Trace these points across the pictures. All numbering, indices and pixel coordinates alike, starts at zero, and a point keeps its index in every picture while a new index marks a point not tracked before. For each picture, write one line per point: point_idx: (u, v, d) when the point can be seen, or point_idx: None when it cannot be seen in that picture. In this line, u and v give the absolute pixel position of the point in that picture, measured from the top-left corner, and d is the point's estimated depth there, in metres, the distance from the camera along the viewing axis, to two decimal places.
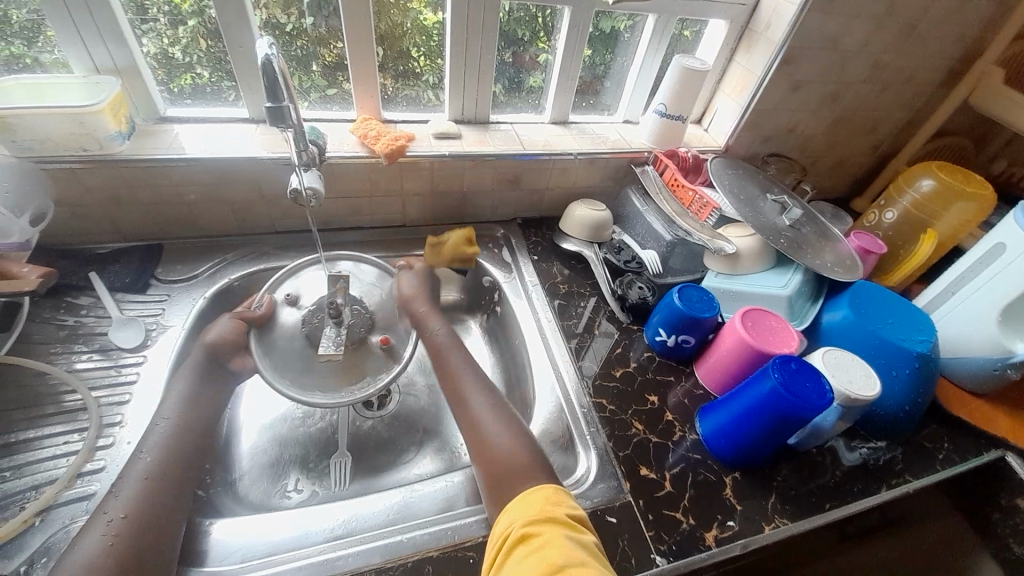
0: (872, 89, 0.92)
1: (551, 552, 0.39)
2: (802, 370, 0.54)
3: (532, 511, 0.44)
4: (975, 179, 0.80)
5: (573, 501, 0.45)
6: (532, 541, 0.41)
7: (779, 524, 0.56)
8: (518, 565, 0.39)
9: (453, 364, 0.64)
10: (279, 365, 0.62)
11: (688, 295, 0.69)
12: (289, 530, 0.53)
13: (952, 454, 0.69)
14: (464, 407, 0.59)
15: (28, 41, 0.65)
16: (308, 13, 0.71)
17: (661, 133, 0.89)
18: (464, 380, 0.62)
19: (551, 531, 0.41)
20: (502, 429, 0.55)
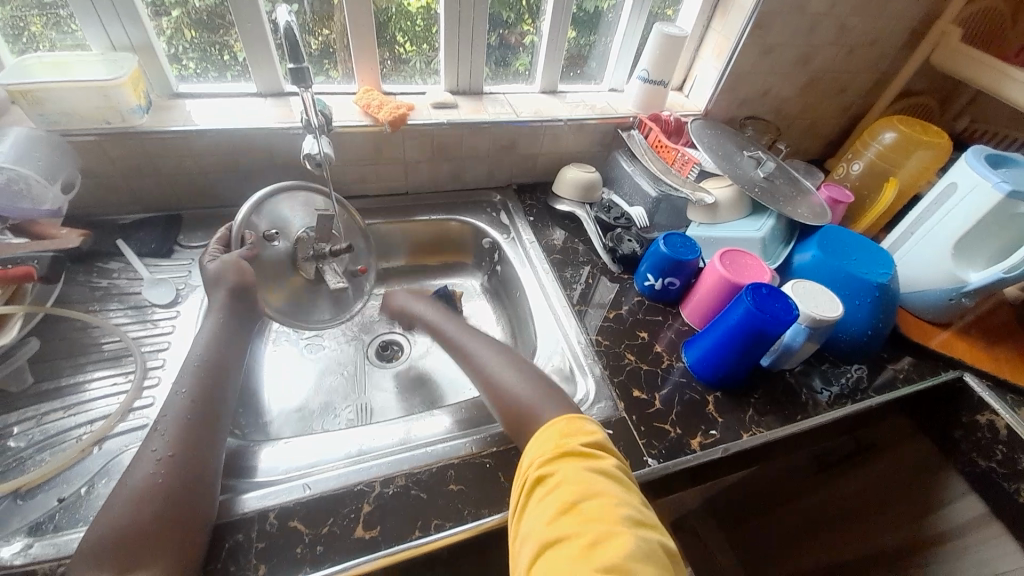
0: (840, 52, 0.98)
1: (568, 489, 0.42)
2: (772, 294, 0.61)
3: (546, 451, 0.47)
4: (933, 129, 0.87)
5: (588, 431, 0.48)
6: (548, 481, 0.44)
7: (757, 432, 0.63)
8: (537, 506, 0.43)
9: (449, 330, 0.69)
10: (279, 301, 0.69)
11: (672, 241, 0.76)
12: (320, 453, 0.58)
13: (912, 375, 0.76)
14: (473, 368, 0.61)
15: (14, 38, 0.70)
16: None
17: (645, 99, 0.95)
18: (467, 344, 0.65)
19: (567, 470, 0.44)
20: (511, 375, 0.57)
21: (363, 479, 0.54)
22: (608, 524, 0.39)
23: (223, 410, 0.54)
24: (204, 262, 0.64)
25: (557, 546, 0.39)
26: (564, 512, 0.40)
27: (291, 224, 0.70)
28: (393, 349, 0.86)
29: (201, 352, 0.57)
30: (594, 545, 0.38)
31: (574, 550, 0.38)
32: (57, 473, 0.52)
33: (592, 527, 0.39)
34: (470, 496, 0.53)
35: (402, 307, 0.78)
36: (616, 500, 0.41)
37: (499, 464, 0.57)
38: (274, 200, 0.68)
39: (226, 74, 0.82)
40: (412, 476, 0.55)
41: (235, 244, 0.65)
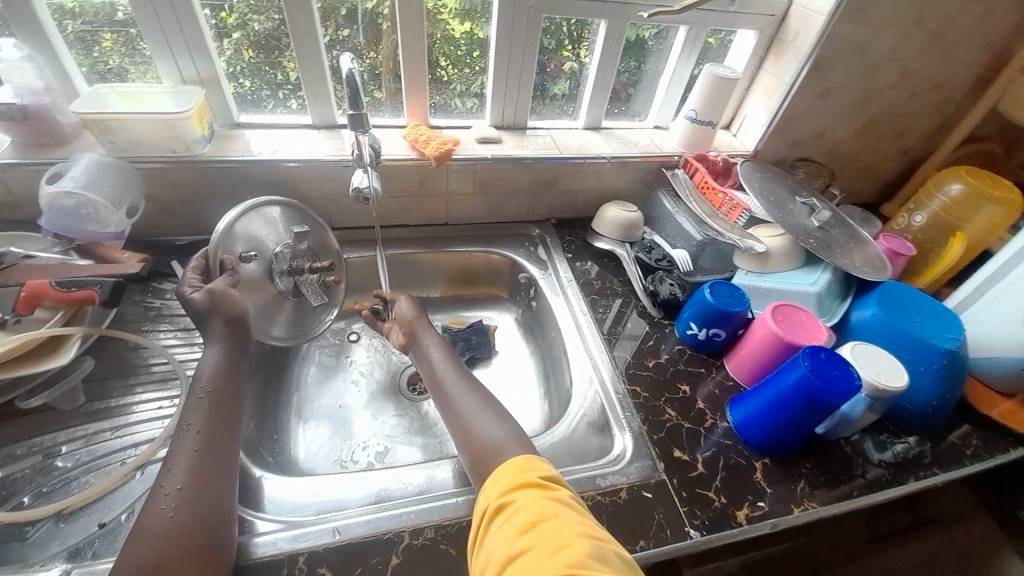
0: (900, 96, 0.94)
1: (528, 513, 0.40)
2: (831, 360, 0.57)
3: (506, 482, 0.44)
4: (1004, 183, 0.82)
5: (546, 465, 0.46)
6: (507, 509, 0.42)
7: (808, 506, 0.59)
8: (496, 534, 0.40)
9: (446, 384, 0.61)
10: (261, 318, 0.66)
11: (719, 291, 0.73)
12: (320, 493, 0.58)
13: (981, 450, 0.70)
14: (453, 414, 0.58)
15: (88, 52, 0.74)
16: (345, 26, 0.78)
17: (691, 138, 0.93)
18: (451, 394, 0.60)
19: (524, 496, 0.42)
20: (486, 421, 0.55)
21: (392, 529, 0.52)
22: (565, 537, 0.37)
23: (234, 444, 0.53)
24: (185, 293, 0.58)
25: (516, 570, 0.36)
26: (522, 533, 0.38)
27: (266, 242, 0.67)
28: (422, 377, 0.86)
29: (220, 382, 0.55)
30: (555, 558, 0.36)
31: (534, 567, 0.36)
32: (99, 497, 0.54)
33: (552, 544, 0.37)
34: None
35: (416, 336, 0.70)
36: (574, 518, 0.39)
37: None
38: (245, 220, 0.64)
39: (276, 92, 0.83)
40: (443, 529, 0.53)
41: (216, 271, 0.60)
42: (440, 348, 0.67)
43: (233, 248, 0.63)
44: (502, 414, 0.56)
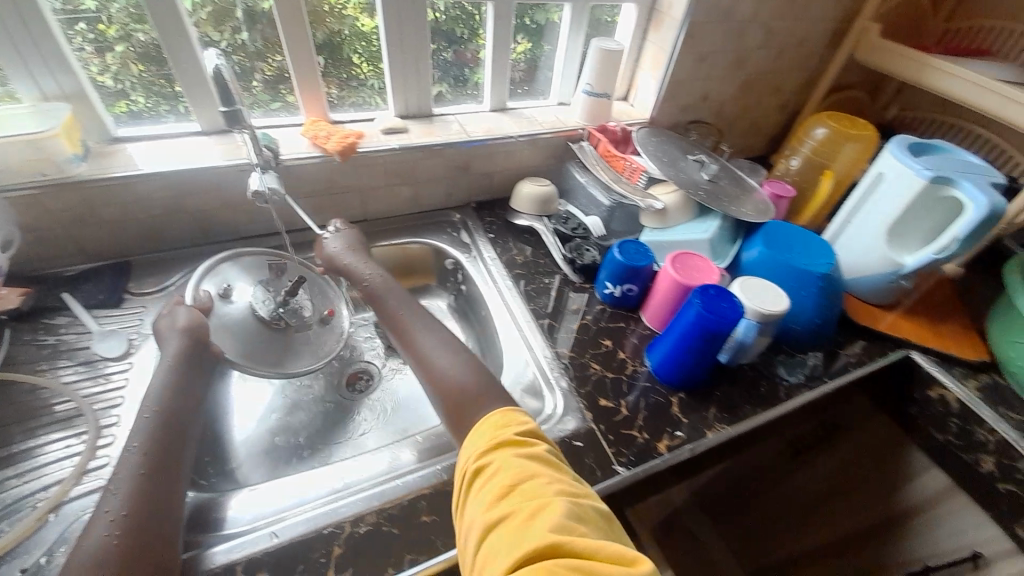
0: (769, 54, 1.04)
1: (506, 476, 0.43)
2: (719, 294, 0.63)
3: (482, 443, 0.47)
4: (858, 122, 0.93)
5: (520, 419, 0.50)
6: (486, 470, 0.44)
7: (721, 429, 0.65)
8: (475, 499, 0.43)
9: (395, 313, 0.67)
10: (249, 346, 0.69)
11: (627, 248, 0.78)
12: (274, 499, 0.57)
13: (863, 357, 0.80)
14: (414, 351, 0.63)
15: None
16: (241, 29, 0.76)
17: (592, 111, 0.98)
18: (410, 328, 0.65)
19: (500, 457, 0.45)
20: (443, 355, 0.60)
21: (331, 521, 0.53)
22: (543, 500, 0.41)
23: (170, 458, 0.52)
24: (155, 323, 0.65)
25: (499, 531, 0.40)
26: (500, 498, 0.41)
27: (247, 283, 0.74)
28: (363, 376, 0.85)
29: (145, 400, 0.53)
30: (532, 522, 0.39)
31: (515, 531, 0.39)
32: (16, 544, 0.50)
33: (530, 506, 0.41)
34: (446, 523, 0.54)
35: (344, 264, 0.75)
36: (549, 478, 0.43)
37: None
38: (226, 267, 0.74)
39: (176, 106, 0.80)
40: (383, 512, 0.54)
41: (190, 305, 0.67)
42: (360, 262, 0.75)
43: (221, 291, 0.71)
44: (461, 351, 0.61)
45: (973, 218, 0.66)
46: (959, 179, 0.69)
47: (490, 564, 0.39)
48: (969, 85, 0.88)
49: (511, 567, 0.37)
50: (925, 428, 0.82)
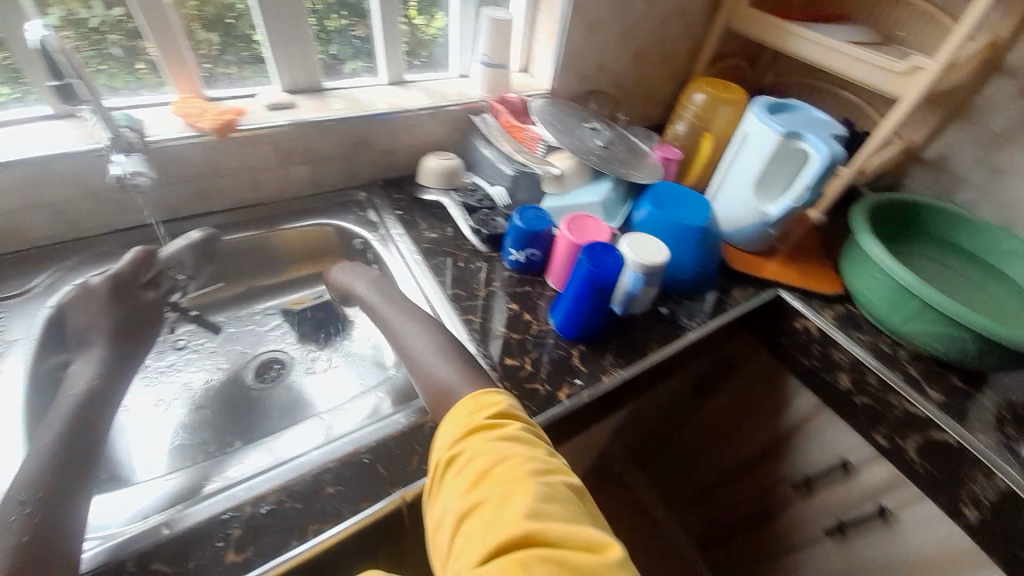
0: (655, 24, 1.11)
1: (479, 461, 0.43)
2: (604, 249, 0.69)
3: (457, 429, 0.47)
4: (731, 87, 1.03)
5: (495, 398, 0.49)
6: (460, 456, 0.44)
7: (616, 373, 0.71)
8: (448, 488, 0.43)
9: (388, 321, 0.67)
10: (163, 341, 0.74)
11: (527, 215, 0.81)
12: (152, 490, 0.55)
13: (743, 298, 0.89)
14: (404, 352, 0.62)
15: None
16: (117, 4, 0.72)
17: (491, 83, 0.99)
18: (402, 333, 0.64)
19: (473, 443, 0.45)
20: (429, 357, 0.59)
21: (229, 506, 0.52)
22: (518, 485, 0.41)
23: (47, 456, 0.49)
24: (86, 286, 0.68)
25: (473, 519, 0.40)
26: (474, 485, 0.41)
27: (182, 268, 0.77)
28: (273, 365, 0.82)
29: None
30: (506, 507, 0.39)
31: (489, 518, 0.39)
32: None
33: (504, 491, 0.40)
34: (352, 490, 0.55)
35: (347, 283, 0.77)
36: (523, 457, 0.43)
37: (377, 459, 0.57)
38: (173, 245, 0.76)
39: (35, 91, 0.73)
40: (287, 490, 0.54)
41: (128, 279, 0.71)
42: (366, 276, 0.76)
43: (131, 275, 0.71)
44: (448, 349, 0.60)
45: (817, 168, 0.76)
46: (806, 133, 0.78)
47: (463, 554, 0.39)
48: (824, 49, 0.99)
49: (486, 555, 0.37)
50: (798, 359, 0.91)
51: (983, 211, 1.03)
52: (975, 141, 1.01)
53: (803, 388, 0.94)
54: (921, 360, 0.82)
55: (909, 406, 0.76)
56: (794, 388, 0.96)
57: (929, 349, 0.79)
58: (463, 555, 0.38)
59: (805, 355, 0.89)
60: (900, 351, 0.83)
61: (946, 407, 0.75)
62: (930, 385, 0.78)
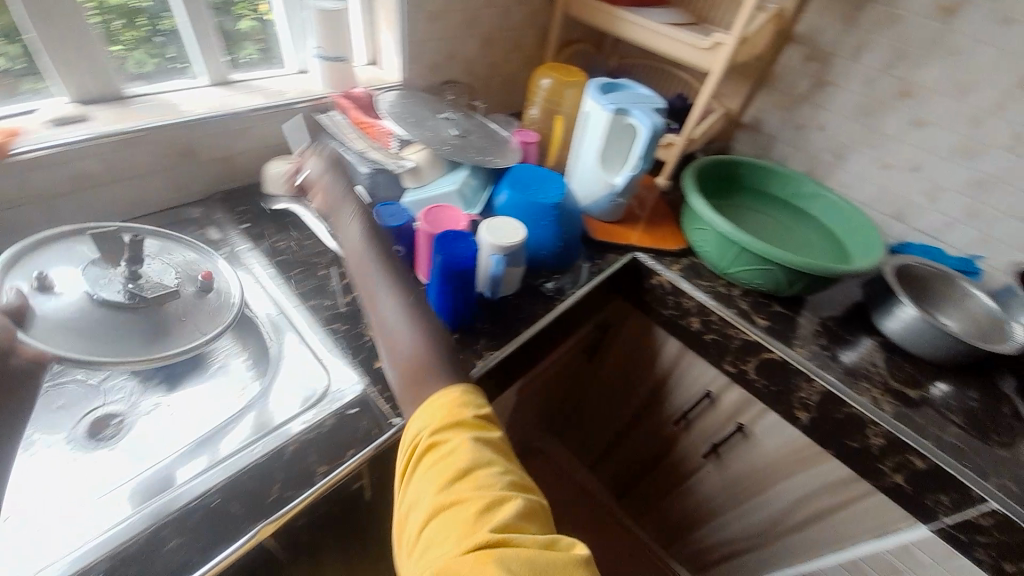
0: (498, 12, 1.13)
1: (459, 458, 0.46)
2: (457, 238, 0.70)
3: (439, 419, 0.50)
4: (573, 70, 1.09)
5: (480, 402, 0.53)
6: (440, 448, 0.48)
7: (489, 356, 0.73)
8: (425, 472, 0.46)
9: (360, 276, 0.66)
10: (101, 350, 0.60)
11: (383, 212, 0.78)
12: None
13: (606, 265, 0.96)
14: (377, 311, 0.62)
15: None
16: None
17: (333, 77, 0.94)
18: (375, 293, 0.63)
19: (454, 438, 0.48)
20: (400, 324, 0.60)
21: None
22: (492, 490, 0.44)
23: None
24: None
25: (447, 513, 0.43)
26: (451, 481, 0.44)
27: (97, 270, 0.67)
28: (120, 420, 0.64)
29: None
30: (481, 508, 0.42)
31: (460, 513, 0.42)
32: None
33: (479, 493, 0.44)
34: (201, 537, 0.50)
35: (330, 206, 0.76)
36: (501, 468, 0.46)
37: (230, 497, 0.53)
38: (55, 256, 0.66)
39: None
40: (114, 558, 0.47)
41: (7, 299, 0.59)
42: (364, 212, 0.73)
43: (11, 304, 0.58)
44: (423, 322, 0.60)
45: (644, 138, 0.86)
46: (632, 108, 0.87)
47: (435, 544, 0.42)
48: (650, 33, 1.08)
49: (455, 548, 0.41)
50: (660, 311, 1.01)
51: (789, 162, 1.22)
52: (776, 105, 1.19)
53: (668, 337, 1.05)
54: (751, 295, 0.95)
55: (745, 335, 0.89)
56: (662, 339, 1.07)
57: (753, 286, 0.93)
58: (433, 545, 0.42)
59: (661, 307, 1.00)
60: (734, 290, 0.96)
61: (772, 331, 0.89)
62: (758, 315, 0.91)
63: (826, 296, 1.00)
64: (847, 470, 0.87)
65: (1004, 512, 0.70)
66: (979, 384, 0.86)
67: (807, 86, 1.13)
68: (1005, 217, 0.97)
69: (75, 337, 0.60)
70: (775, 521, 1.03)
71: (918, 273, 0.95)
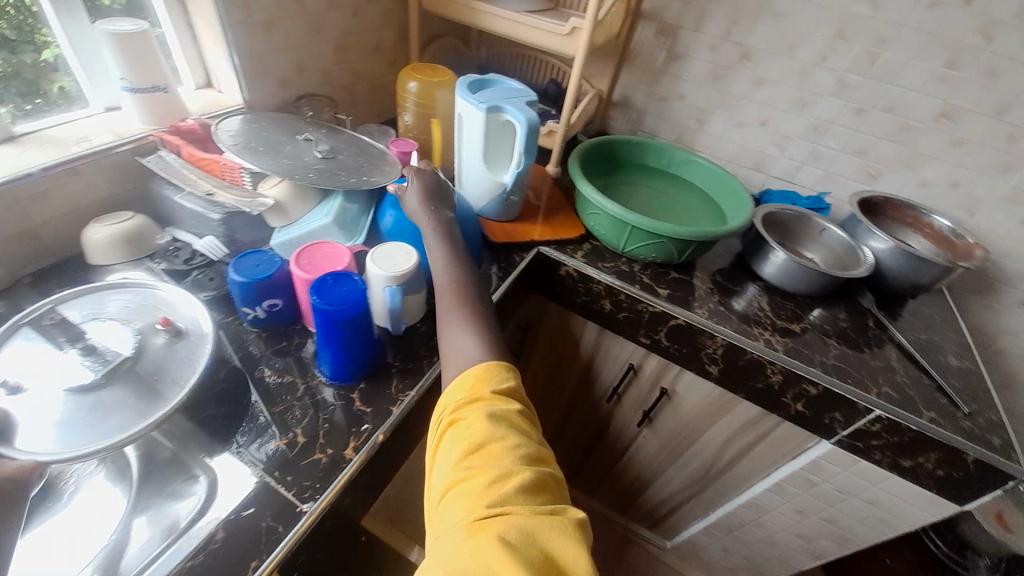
0: (346, 14, 1.03)
1: (475, 432, 0.50)
2: (337, 280, 0.63)
3: (462, 397, 0.54)
4: (440, 68, 1.03)
5: (504, 380, 0.56)
6: (459, 424, 0.52)
7: (404, 399, 0.67)
8: (447, 442, 0.51)
9: (445, 283, 0.69)
10: (78, 439, 0.51)
11: (247, 263, 0.68)
12: None
13: (511, 267, 0.94)
14: (449, 321, 0.65)
15: None
16: None
17: (153, 110, 0.80)
18: (447, 310, 0.66)
19: (472, 413, 0.52)
20: (464, 339, 0.62)
21: None
22: (504, 461, 0.47)
23: None
24: None
25: (462, 483, 0.46)
26: (468, 452, 0.48)
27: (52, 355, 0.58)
28: None
29: None
30: (492, 477, 0.46)
31: (474, 480, 0.46)
32: None
33: (493, 464, 0.47)
34: None
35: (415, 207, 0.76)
36: (515, 442, 0.49)
37: None
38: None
39: None
40: None
41: None
42: (451, 239, 0.74)
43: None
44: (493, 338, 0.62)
45: (522, 133, 0.83)
46: (504, 104, 0.84)
47: (449, 505, 0.46)
48: (508, 22, 1.05)
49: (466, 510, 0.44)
50: (573, 300, 1.02)
51: (661, 132, 1.29)
52: (640, 80, 1.24)
53: (584, 324, 1.07)
54: (650, 267, 0.99)
55: (652, 306, 0.92)
56: (579, 326, 1.08)
57: (651, 258, 0.97)
58: (448, 512, 0.45)
59: (573, 296, 1.01)
60: (635, 266, 0.99)
61: (673, 297, 0.94)
62: (660, 285, 0.96)
63: (713, 252, 1.08)
64: (758, 409, 0.95)
65: (887, 417, 0.81)
66: (845, 305, 0.98)
67: (663, 59, 1.19)
68: (840, 155, 1.10)
69: (56, 433, 0.51)
70: (709, 468, 1.11)
71: (781, 218, 1.06)
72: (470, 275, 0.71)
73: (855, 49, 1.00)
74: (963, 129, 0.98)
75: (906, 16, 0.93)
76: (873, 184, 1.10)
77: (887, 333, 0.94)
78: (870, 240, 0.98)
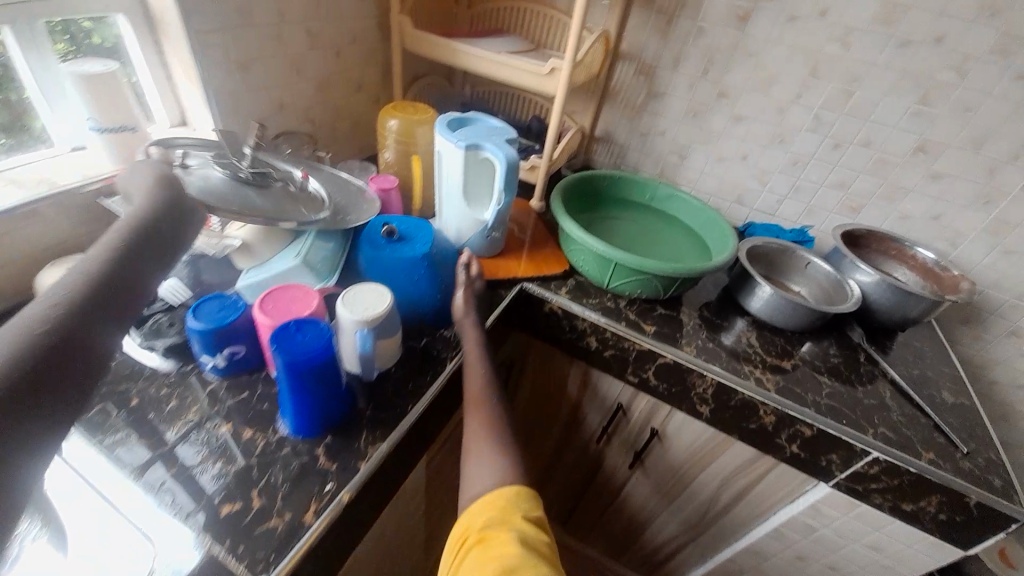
0: (327, 54, 1.04)
1: (504, 557, 0.45)
2: (299, 326, 0.59)
3: (491, 514, 0.50)
4: (421, 106, 1.03)
5: (536, 506, 0.52)
6: (486, 544, 0.48)
7: (374, 452, 0.63)
8: (471, 563, 0.47)
9: (474, 394, 0.67)
10: (239, 205, 0.67)
11: (208, 308, 0.64)
12: None
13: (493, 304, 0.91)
14: (473, 435, 0.62)
15: None
16: None
17: (121, 150, 0.78)
18: (474, 425, 0.63)
19: (502, 534, 0.48)
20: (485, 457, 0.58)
21: None
22: None
23: None
24: None
25: None
26: None
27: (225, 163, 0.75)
28: None
29: None
30: None
31: None
32: None
33: None
34: None
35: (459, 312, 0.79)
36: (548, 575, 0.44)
37: None
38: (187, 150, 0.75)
39: None
40: None
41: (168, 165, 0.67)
42: (484, 345, 0.75)
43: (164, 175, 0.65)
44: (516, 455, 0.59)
45: (502, 170, 0.82)
46: (482, 141, 0.83)
47: None
48: (488, 62, 1.06)
49: None
50: (558, 337, 0.99)
51: (644, 167, 1.29)
52: (621, 116, 1.26)
53: (569, 361, 1.03)
54: (636, 303, 0.97)
55: (638, 344, 0.89)
56: (564, 364, 1.05)
57: (637, 294, 0.95)
58: None
59: (558, 334, 0.98)
60: (620, 302, 0.97)
61: (660, 335, 0.91)
62: (646, 322, 0.93)
63: (698, 286, 1.06)
64: (752, 451, 0.91)
65: (886, 459, 0.77)
66: (834, 340, 0.96)
67: (644, 97, 1.21)
68: (820, 189, 1.11)
69: (230, 202, 0.67)
70: (706, 512, 1.05)
71: (765, 251, 1.05)
72: (501, 388, 0.70)
73: (829, 88, 1.02)
74: (940, 163, 0.99)
75: (878, 56, 0.96)
76: (855, 216, 1.11)
77: (878, 368, 0.92)
78: (855, 273, 0.97)
